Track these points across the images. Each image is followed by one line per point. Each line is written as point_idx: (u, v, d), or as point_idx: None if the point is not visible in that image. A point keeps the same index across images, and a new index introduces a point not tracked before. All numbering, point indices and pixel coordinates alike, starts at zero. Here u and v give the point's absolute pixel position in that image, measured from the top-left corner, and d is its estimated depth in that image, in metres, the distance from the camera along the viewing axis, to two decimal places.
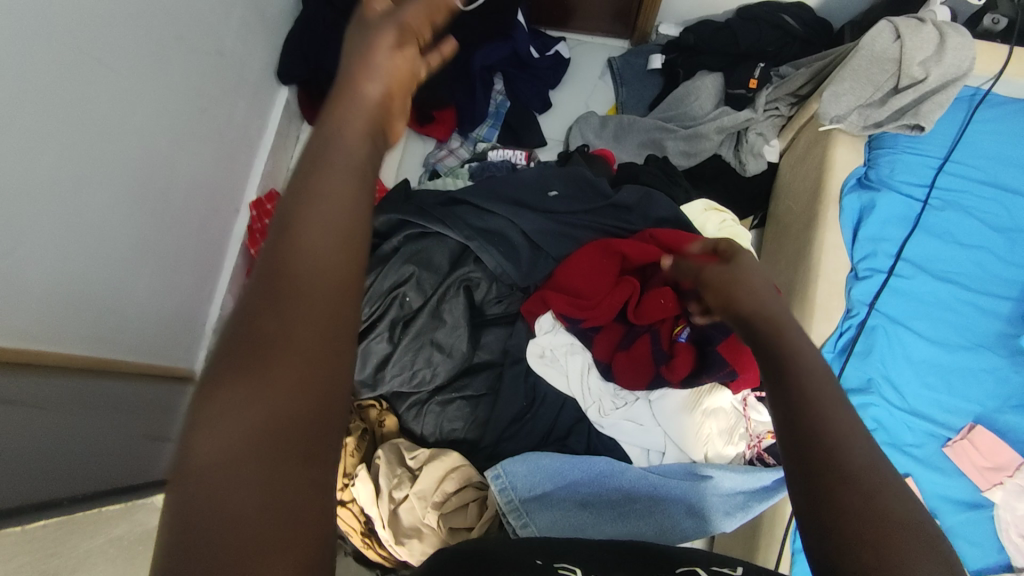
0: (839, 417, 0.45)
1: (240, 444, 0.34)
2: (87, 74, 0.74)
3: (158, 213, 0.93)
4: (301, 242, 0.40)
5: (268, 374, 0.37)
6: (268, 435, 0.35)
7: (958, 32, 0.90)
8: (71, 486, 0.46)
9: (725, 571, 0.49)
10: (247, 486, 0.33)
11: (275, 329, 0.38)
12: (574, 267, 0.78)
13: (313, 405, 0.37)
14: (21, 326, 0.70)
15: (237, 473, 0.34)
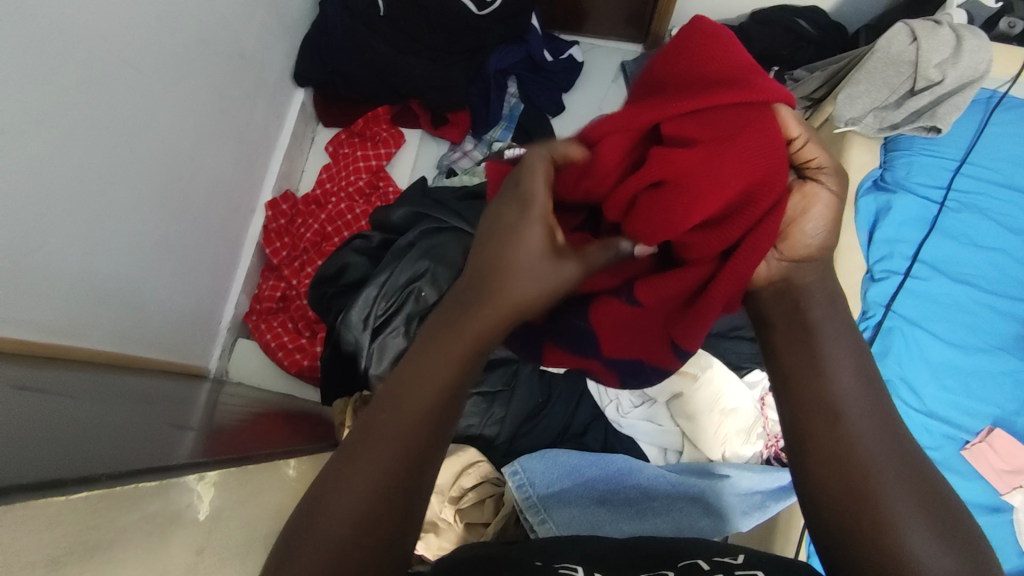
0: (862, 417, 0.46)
1: (363, 477, 0.41)
2: (116, 75, 0.76)
3: (179, 213, 0.94)
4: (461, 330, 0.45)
5: (391, 424, 0.43)
6: (368, 509, 0.41)
7: (976, 35, 0.90)
8: (94, 460, 0.40)
9: (728, 560, 0.49)
10: (346, 505, 0.41)
11: (416, 387, 0.44)
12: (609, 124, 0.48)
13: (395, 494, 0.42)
14: (48, 322, 0.71)
15: (345, 490, 0.41)
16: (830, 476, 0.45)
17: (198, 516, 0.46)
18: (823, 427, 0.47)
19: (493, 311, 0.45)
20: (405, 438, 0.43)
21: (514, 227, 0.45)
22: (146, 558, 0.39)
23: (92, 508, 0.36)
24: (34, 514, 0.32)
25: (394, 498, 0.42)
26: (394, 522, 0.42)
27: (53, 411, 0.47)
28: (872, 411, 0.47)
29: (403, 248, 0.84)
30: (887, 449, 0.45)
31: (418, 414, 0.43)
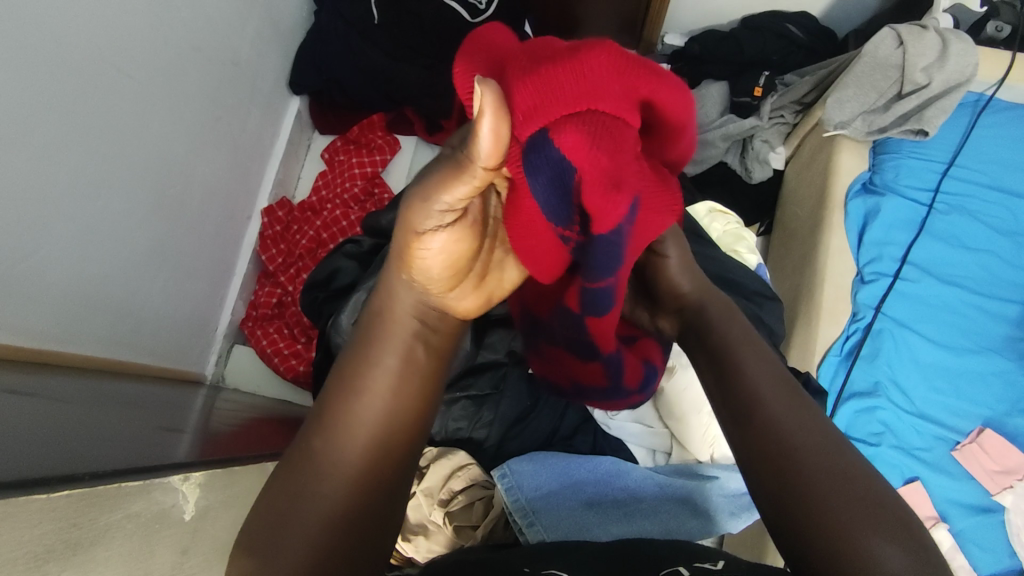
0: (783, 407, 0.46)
1: (332, 503, 0.41)
2: (109, 83, 0.77)
3: (173, 220, 0.95)
4: (382, 349, 0.43)
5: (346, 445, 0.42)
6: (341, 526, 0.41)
7: (960, 38, 0.91)
8: (80, 459, 0.41)
9: (708, 566, 0.49)
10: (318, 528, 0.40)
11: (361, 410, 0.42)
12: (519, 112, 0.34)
13: (375, 507, 0.43)
14: (41, 329, 0.72)
15: (315, 513, 0.40)
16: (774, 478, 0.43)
17: (182, 515, 0.47)
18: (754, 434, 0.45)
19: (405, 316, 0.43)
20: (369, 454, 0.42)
21: (401, 243, 0.39)
22: (131, 555, 0.39)
23: (77, 506, 0.38)
24: (13, 511, 0.33)
25: (366, 512, 0.42)
26: (362, 545, 0.42)
27: (42, 416, 0.47)
28: (794, 409, 0.46)
29: None
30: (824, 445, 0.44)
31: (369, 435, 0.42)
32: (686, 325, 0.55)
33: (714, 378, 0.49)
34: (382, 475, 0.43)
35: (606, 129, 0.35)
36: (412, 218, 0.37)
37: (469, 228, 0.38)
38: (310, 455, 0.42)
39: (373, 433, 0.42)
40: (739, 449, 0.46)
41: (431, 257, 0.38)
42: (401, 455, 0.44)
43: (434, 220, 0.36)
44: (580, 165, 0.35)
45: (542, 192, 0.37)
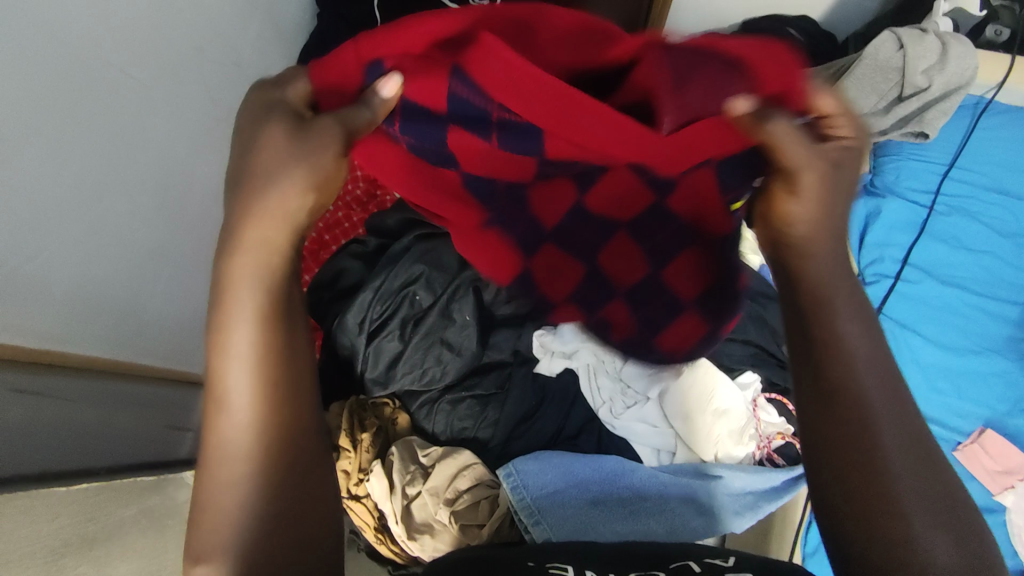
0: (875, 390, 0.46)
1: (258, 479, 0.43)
2: (113, 85, 0.78)
3: (175, 221, 0.95)
4: (229, 332, 0.43)
5: (234, 432, 0.43)
6: (282, 488, 0.44)
7: (959, 42, 0.91)
8: (96, 454, 0.46)
9: (718, 562, 0.50)
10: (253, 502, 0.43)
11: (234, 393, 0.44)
12: (346, 62, 0.44)
13: (303, 452, 0.46)
14: (42, 329, 0.72)
15: (243, 498, 0.43)
16: (848, 462, 0.45)
17: (191, 510, 0.54)
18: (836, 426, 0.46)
19: (242, 288, 0.44)
20: (267, 420, 0.44)
21: (297, 161, 0.42)
22: (141, 547, 0.46)
23: (92, 500, 0.44)
24: (32, 505, 0.38)
25: (301, 460, 0.46)
26: (307, 485, 0.46)
27: (50, 413, 0.48)
28: (886, 392, 0.46)
29: (398, 252, 0.84)
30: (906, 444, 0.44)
31: (251, 414, 0.44)
32: (784, 256, 0.50)
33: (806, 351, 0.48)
34: (303, 424, 0.46)
35: (445, 43, 0.43)
36: (300, 143, 0.42)
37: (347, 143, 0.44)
38: (206, 447, 0.44)
39: (253, 401, 0.44)
40: (809, 423, 0.47)
41: (339, 164, 0.44)
42: (304, 396, 0.46)
43: (326, 135, 0.42)
44: (409, 86, 0.45)
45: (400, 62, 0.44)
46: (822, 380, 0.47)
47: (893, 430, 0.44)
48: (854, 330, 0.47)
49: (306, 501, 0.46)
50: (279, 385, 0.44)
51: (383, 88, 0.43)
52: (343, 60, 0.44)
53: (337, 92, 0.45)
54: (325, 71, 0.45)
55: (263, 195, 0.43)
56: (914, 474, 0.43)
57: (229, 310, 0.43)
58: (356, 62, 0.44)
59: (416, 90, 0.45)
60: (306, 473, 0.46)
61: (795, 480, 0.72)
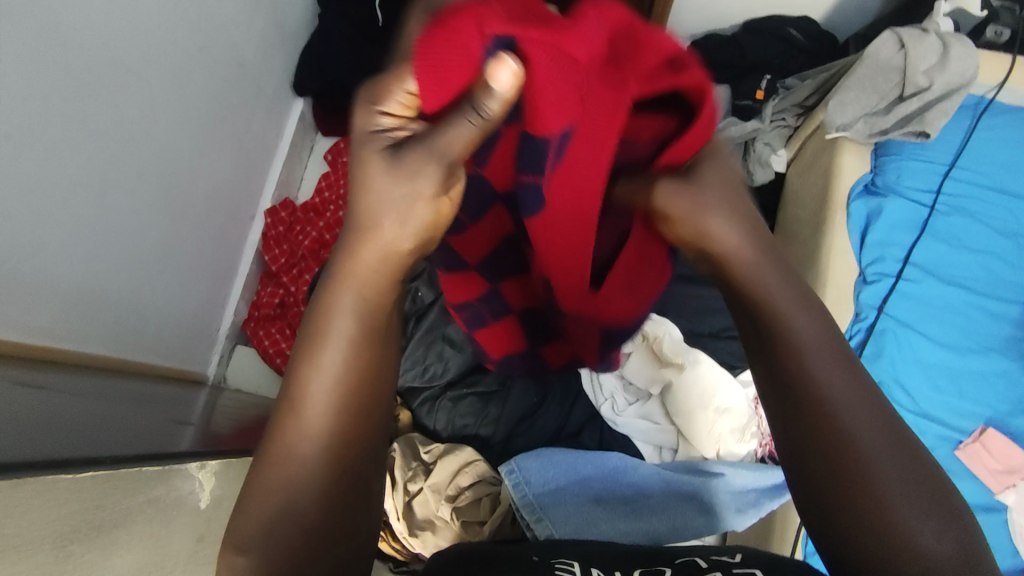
0: (821, 372, 0.40)
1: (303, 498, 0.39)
2: (118, 82, 0.78)
3: (177, 218, 0.95)
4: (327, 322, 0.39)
5: (295, 433, 0.39)
6: (323, 512, 0.39)
7: (961, 41, 0.92)
8: (104, 442, 0.46)
9: (725, 559, 0.49)
10: (297, 515, 0.39)
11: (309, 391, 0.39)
12: (464, 44, 0.33)
13: (351, 482, 0.41)
14: (46, 325, 0.72)
15: (287, 512, 0.39)
16: (829, 466, 0.39)
17: (198, 503, 0.53)
18: (797, 378, 0.40)
19: (346, 286, 0.39)
20: (323, 433, 0.39)
21: (394, 203, 0.36)
22: (149, 540, 0.46)
23: (101, 487, 0.43)
24: (43, 492, 0.38)
25: (342, 495, 0.40)
26: (347, 522, 0.41)
27: (54, 407, 0.48)
28: (856, 385, 0.40)
29: None
30: (890, 444, 0.39)
31: (317, 423, 0.39)
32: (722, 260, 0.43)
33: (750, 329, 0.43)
34: (358, 439, 0.41)
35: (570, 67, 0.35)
36: (397, 179, 0.36)
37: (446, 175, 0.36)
38: (279, 440, 0.39)
39: (332, 403, 0.39)
40: (787, 438, 0.40)
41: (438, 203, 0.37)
42: (372, 421, 0.41)
43: (425, 171, 0.35)
44: (531, 79, 0.35)
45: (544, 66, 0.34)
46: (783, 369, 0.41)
47: (865, 421, 0.39)
48: (797, 307, 0.41)
49: (343, 536, 0.41)
50: (363, 394, 0.40)
51: (493, 76, 0.33)
52: (446, 39, 0.33)
53: (437, 88, 0.34)
54: (434, 86, 0.34)
55: (374, 219, 0.37)
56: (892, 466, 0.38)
57: (334, 298, 0.39)
58: (479, 41, 0.33)
59: (532, 107, 0.38)
60: (348, 512, 0.41)
61: None
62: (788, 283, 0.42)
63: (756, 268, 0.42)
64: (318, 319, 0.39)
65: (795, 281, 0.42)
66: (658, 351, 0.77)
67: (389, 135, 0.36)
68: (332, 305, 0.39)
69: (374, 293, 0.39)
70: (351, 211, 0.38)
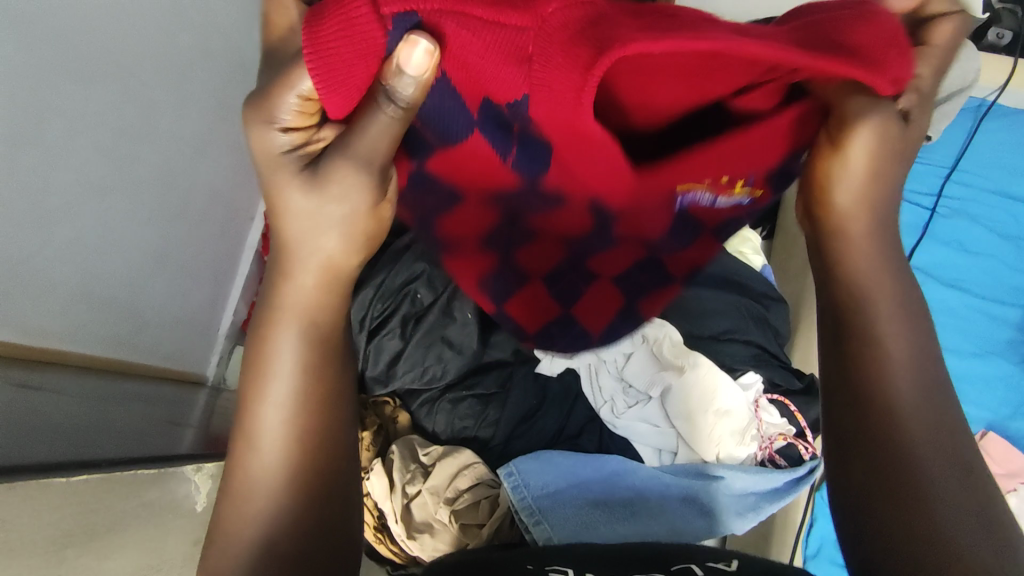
0: (891, 387, 0.47)
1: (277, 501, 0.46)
2: (118, 83, 0.77)
3: (176, 219, 0.94)
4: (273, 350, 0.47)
5: (259, 448, 0.47)
6: (301, 514, 0.47)
7: (964, 45, 0.91)
8: (96, 447, 0.46)
9: (721, 565, 0.49)
10: (277, 517, 0.46)
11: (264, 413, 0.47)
12: (364, 35, 0.34)
13: (321, 483, 0.48)
14: (44, 326, 0.72)
15: (268, 516, 0.46)
16: (880, 473, 0.46)
17: (195, 506, 0.53)
18: (864, 399, 0.48)
19: (283, 314, 0.47)
20: (289, 446, 0.47)
21: (328, 214, 0.43)
22: (143, 542, 0.45)
23: (94, 491, 0.43)
24: (37, 493, 0.38)
25: (317, 499, 0.48)
26: (331, 513, 0.48)
27: (49, 409, 0.48)
28: (926, 405, 0.47)
29: (397, 249, 0.82)
30: (946, 455, 0.46)
31: (279, 435, 0.47)
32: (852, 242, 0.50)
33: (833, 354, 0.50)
34: (324, 446, 0.48)
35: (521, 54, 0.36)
36: (323, 197, 0.43)
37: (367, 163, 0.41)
38: (241, 467, 0.47)
39: (285, 419, 0.47)
40: (843, 445, 0.49)
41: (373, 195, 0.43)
42: (329, 430, 0.49)
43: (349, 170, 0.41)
44: (448, 51, 0.36)
45: (475, 50, 0.36)
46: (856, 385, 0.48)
47: (922, 438, 0.46)
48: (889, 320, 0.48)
49: (326, 530, 0.48)
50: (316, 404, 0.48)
51: (403, 58, 0.35)
52: (353, 41, 0.35)
53: (343, 83, 0.37)
54: (350, 95, 0.38)
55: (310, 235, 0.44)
56: (944, 480, 0.44)
57: (271, 341, 0.46)
58: (378, 25, 0.34)
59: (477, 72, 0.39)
60: (327, 508, 0.48)
61: (796, 482, 0.72)
62: (886, 275, 0.49)
63: (875, 270, 0.49)
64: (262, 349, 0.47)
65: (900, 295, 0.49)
66: (660, 354, 0.76)
67: (297, 151, 0.43)
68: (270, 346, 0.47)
69: (314, 317, 0.47)
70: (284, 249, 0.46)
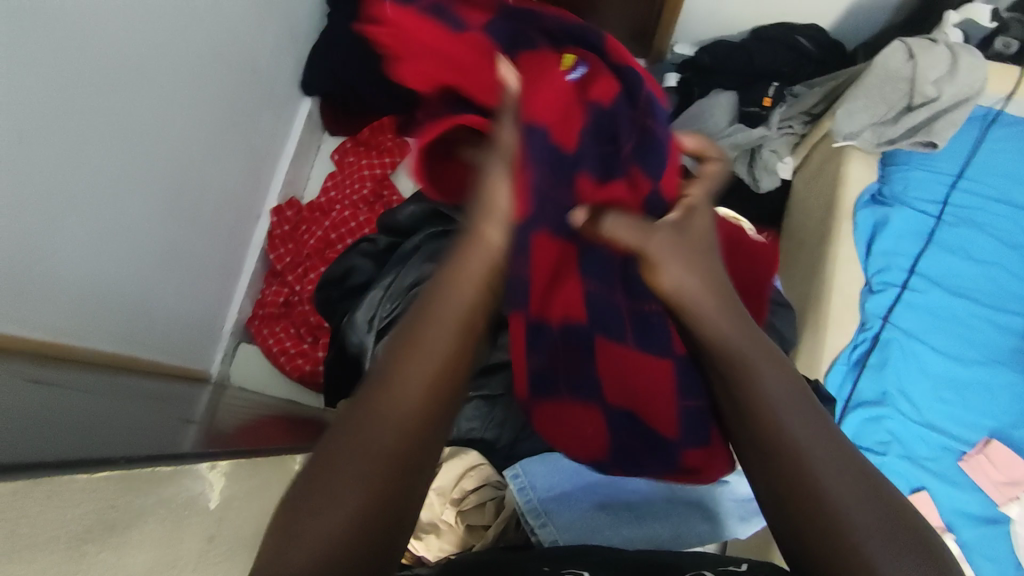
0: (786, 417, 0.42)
1: (387, 449, 0.38)
2: (131, 84, 0.78)
3: (186, 219, 0.95)
4: (458, 275, 0.41)
5: (408, 370, 0.40)
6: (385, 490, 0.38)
7: (970, 54, 0.92)
8: (113, 445, 0.46)
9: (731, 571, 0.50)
10: (367, 470, 0.38)
11: (426, 336, 0.40)
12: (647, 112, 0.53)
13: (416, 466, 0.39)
14: (56, 324, 0.72)
15: (367, 468, 0.38)
16: (813, 522, 0.40)
17: (209, 504, 0.53)
18: (768, 447, 0.42)
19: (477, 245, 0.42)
20: (430, 396, 0.39)
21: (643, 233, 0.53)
22: (161, 540, 0.45)
23: (112, 488, 0.43)
24: (59, 489, 0.38)
25: (405, 485, 0.38)
26: (396, 520, 0.38)
27: (56, 409, 0.48)
28: (819, 434, 0.42)
29: (408, 251, 0.84)
30: (859, 485, 0.41)
31: (434, 370, 0.40)
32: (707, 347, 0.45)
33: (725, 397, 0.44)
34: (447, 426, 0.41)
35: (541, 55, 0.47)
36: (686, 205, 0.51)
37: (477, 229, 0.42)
38: (380, 387, 0.39)
39: (439, 371, 0.40)
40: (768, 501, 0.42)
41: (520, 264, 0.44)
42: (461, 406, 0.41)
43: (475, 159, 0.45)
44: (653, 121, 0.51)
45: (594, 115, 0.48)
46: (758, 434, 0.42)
47: (830, 468, 0.41)
48: (764, 365, 0.43)
49: (389, 525, 0.38)
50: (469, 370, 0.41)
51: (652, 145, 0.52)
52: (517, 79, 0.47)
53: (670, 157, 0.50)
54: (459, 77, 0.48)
55: (474, 245, 0.42)
56: (864, 516, 0.40)
57: (418, 335, 0.40)
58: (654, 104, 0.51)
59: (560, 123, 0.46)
60: (409, 507, 0.39)
61: None
62: (767, 360, 0.44)
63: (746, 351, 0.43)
64: (450, 270, 0.42)
65: (745, 324, 0.44)
66: None
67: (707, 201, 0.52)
68: (417, 331, 0.40)
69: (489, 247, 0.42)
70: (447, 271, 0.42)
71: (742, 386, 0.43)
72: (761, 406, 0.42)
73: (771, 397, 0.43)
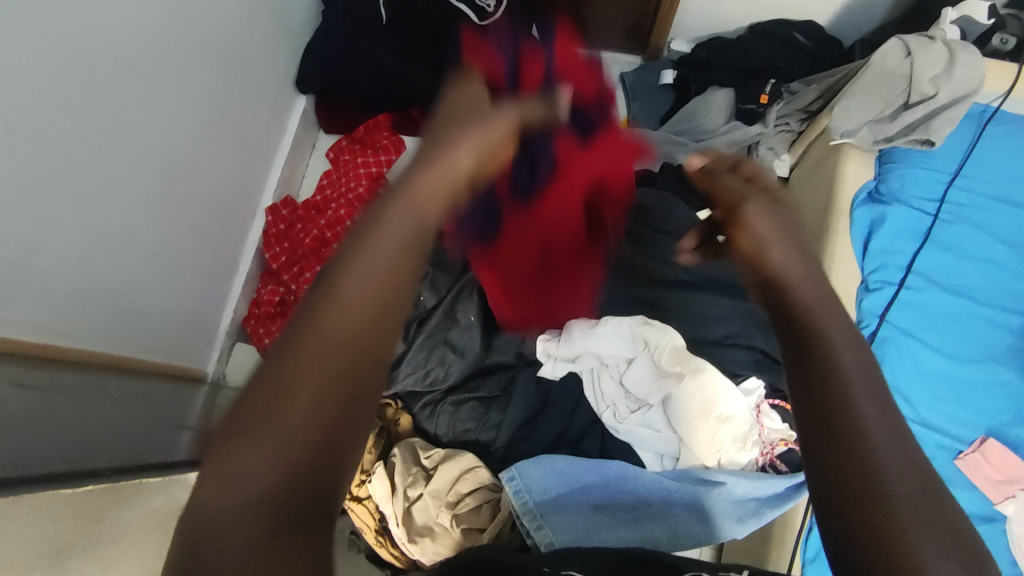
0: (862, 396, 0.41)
1: (292, 408, 0.35)
2: (121, 79, 0.77)
3: (178, 216, 0.94)
4: (393, 220, 0.43)
5: (322, 328, 0.38)
6: (280, 452, 0.34)
7: (968, 50, 0.92)
8: (93, 460, 0.48)
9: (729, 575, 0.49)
10: (265, 438, 0.35)
11: (342, 291, 0.39)
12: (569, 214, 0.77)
13: (319, 415, 0.36)
14: (47, 323, 0.72)
15: (260, 426, 0.35)
16: (846, 486, 0.38)
17: None
18: (841, 415, 0.40)
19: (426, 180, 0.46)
20: (336, 355, 0.37)
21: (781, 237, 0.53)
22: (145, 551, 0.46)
23: (95, 502, 0.45)
24: (40, 503, 0.39)
25: (298, 451, 0.35)
26: (296, 480, 0.34)
27: (44, 417, 0.48)
28: (892, 432, 0.40)
29: None
30: (912, 479, 0.38)
31: (345, 339, 0.38)
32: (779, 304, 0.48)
33: (793, 349, 0.44)
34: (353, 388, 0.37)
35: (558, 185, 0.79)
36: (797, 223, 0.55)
37: (445, 171, 0.48)
38: (303, 337, 0.38)
39: (357, 304, 0.39)
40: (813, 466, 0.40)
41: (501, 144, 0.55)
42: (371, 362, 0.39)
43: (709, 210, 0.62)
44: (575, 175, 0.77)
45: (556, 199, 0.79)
46: (828, 391, 0.41)
47: (892, 456, 0.39)
48: (843, 344, 0.44)
49: (286, 482, 0.34)
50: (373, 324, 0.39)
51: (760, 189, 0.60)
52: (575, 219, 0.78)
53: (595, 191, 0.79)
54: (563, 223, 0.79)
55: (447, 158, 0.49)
56: (913, 510, 0.36)
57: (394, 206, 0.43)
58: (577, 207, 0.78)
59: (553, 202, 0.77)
60: (313, 467, 0.35)
61: (797, 487, 0.71)
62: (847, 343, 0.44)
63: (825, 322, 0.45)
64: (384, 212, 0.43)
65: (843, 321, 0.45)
66: (659, 360, 0.75)
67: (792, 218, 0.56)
68: (403, 200, 0.44)
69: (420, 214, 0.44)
70: (432, 158, 0.49)
71: (825, 361, 0.43)
72: (831, 374, 0.42)
73: (853, 387, 0.41)
